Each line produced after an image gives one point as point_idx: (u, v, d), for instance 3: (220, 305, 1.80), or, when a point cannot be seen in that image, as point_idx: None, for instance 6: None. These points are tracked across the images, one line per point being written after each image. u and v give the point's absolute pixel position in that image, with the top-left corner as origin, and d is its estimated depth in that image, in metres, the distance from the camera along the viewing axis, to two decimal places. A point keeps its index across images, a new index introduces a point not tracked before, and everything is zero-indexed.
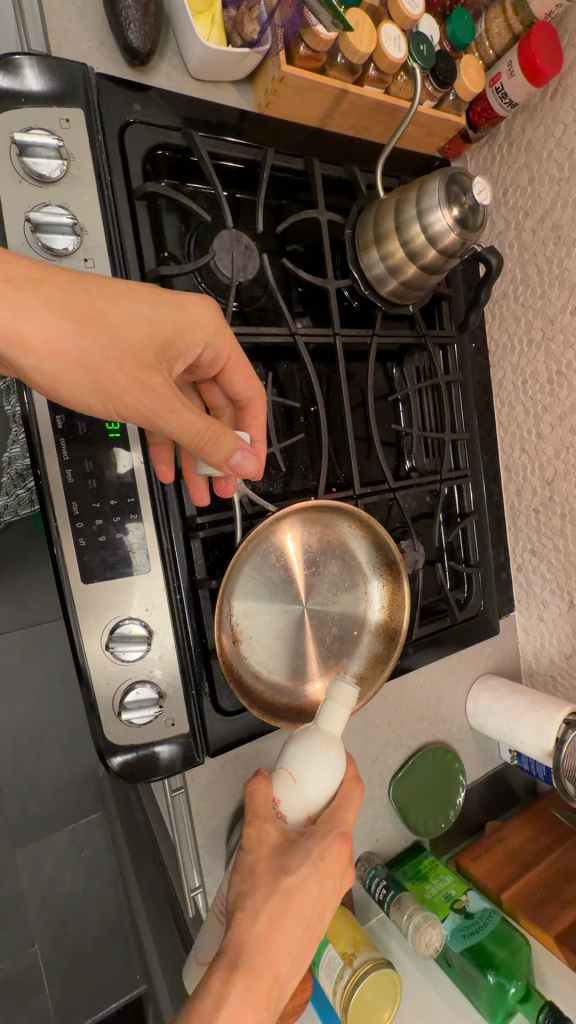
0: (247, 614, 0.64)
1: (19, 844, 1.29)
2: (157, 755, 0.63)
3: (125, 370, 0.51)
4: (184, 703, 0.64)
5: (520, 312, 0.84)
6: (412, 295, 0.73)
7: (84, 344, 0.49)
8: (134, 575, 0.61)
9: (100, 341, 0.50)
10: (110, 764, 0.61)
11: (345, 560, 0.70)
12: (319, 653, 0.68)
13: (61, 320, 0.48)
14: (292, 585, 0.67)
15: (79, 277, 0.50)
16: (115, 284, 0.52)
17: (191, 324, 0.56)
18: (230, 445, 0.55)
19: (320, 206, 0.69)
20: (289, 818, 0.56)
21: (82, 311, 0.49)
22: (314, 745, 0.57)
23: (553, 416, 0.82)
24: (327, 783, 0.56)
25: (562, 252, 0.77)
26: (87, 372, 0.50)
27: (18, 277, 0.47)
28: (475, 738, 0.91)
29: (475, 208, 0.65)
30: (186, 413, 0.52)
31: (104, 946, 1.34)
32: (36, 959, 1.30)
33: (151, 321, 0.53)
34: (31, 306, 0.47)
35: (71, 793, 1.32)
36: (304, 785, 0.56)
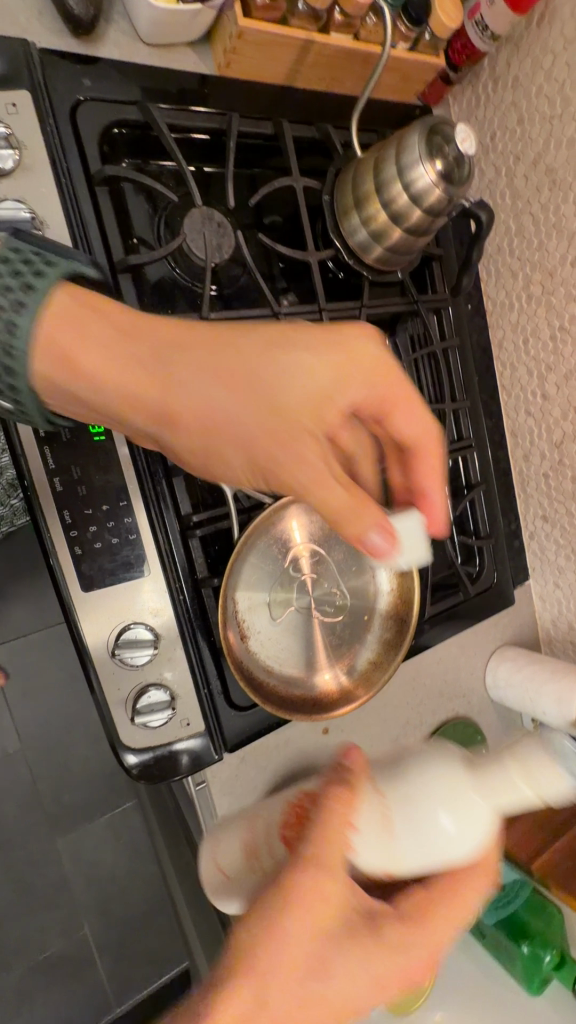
0: (254, 612, 0.63)
1: (60, 832, 1.33)
2: (175, 756, 0.63)
3: (284, 444, 0.49)
4: (198, 703, 0.63)
5: (517, 265, 0.79)
6: (400, 260, 0.69)
7: (241, 415, 0.48)
8: (136, 578, 0.60)
9: (255, 408, 0.48)
10: (131, 770, 0.61)
11: (350, 547, 0.68)
12: (330, 643, 0.67)
13: (214, 392, 0.47)
14: (299, 576, 0.65)
15: (229, 335, 0.48)
16: (285, 345, 0.49)
17: (349, 375, 0.51)
18: (364, 524, 0.51)
19: (299, 191, 0.65)
20: (361, 860, 0.52)
21: (240, 379, 0.48)
22: (447, 792, 0.57)
23: (558, 376, 0.79)
24: (429, 851, 0.54)
25: (558, 199, 0.72)
26: (242, 441, 0.49)
27: (157, 345, 0.46)
28: (496, 709, 0.90)
29: (460, 158, 0.60)
30: (334, 492, 0.51)
31: (148, 920, 1.40)
32: (86, 938, 1.35)
33: (309, 379, 0.50)
34: (176, 370, 0.46)
35: (104, 781, 1.35)
36: (396, 840, 0.54)
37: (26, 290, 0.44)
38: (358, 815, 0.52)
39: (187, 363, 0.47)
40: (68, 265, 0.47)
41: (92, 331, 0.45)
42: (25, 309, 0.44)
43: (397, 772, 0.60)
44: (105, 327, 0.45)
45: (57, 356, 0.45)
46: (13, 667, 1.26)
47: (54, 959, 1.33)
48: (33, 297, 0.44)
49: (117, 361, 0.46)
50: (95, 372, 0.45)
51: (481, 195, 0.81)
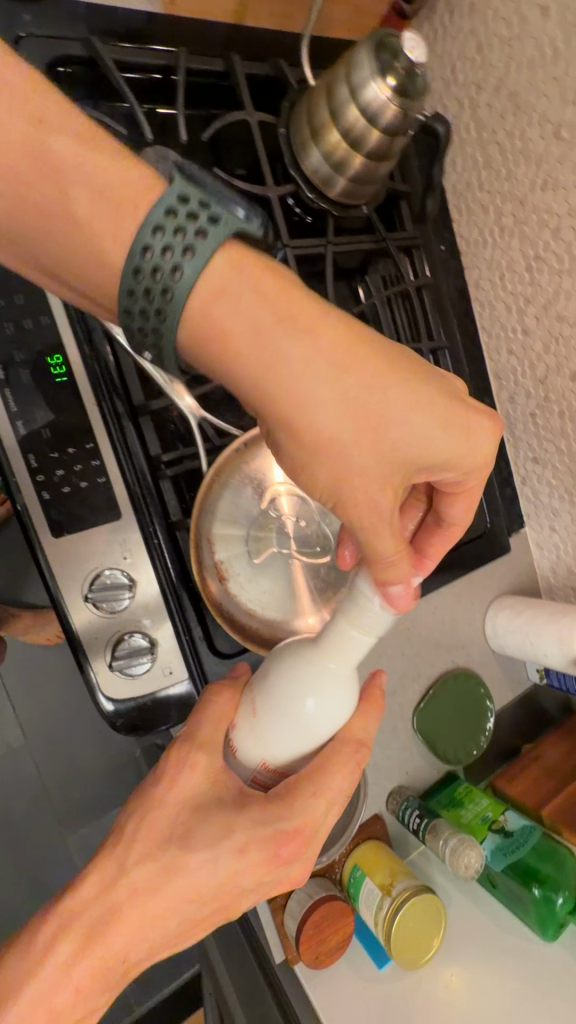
0: (230, 555, 0.61)
1: (69, 829, 1.30)
2: (158, 707, 0.61)
3: (364, 486, 0.46)
4: (179, 651, 0.61)
5: (487, 199, 0.78)
6: (364, 191, 0.68)
7: (345, 444, 0.44)
8: (108, 522, 0.59)
9: (366, 449, 0.45)
10: (115, 722, 0.60)
11: None
12: (315, 588, 0.64)
13: (337, 419, 0.44)
14: (277, 516, 0.63)
15: (382, 371, 0.44)
16: (425, 410, 0.45)
17: (464, 459, 0.48)
18: (396, 572, 0.48)
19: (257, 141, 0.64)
20: (238, 751, 0.53)
21: (365, 421, 0.44)
22: (301, 666, 0.50)
23: (537, 307, 0.76)
24: (292, 737, 0.50)
25: (522, 123, 0.70)
26: (333, 466, 0.45)
27: (299, 343, 0.42)
28: (499, 661, 0.87)
29: (412, 70, 0.58)
30: (396, 546, 0.48)
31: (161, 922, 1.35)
32: None
33: (428, 446, 0.46)
34: (299, 376, 0.42)
35: (112, 776, 1.32)
36: (262, 727, 0.51)
37: (185, 247, 0.40)
38: (236, 716, 0.53)
39: (316, 376, 0.43)
40: (233, 223, 0.41)
41: (244, 307, 0.41)
42: (182, 270, 0.40)
43: (264, 665, 0.54)
44: (258, 312, 0.42)
45: (196, 323, 0.42)
46: (15, 661, 1.25)
47: None
48: (190, 257, 0.40)
49: (247, 349, 0.42)
50: (221, 351, 0.42)
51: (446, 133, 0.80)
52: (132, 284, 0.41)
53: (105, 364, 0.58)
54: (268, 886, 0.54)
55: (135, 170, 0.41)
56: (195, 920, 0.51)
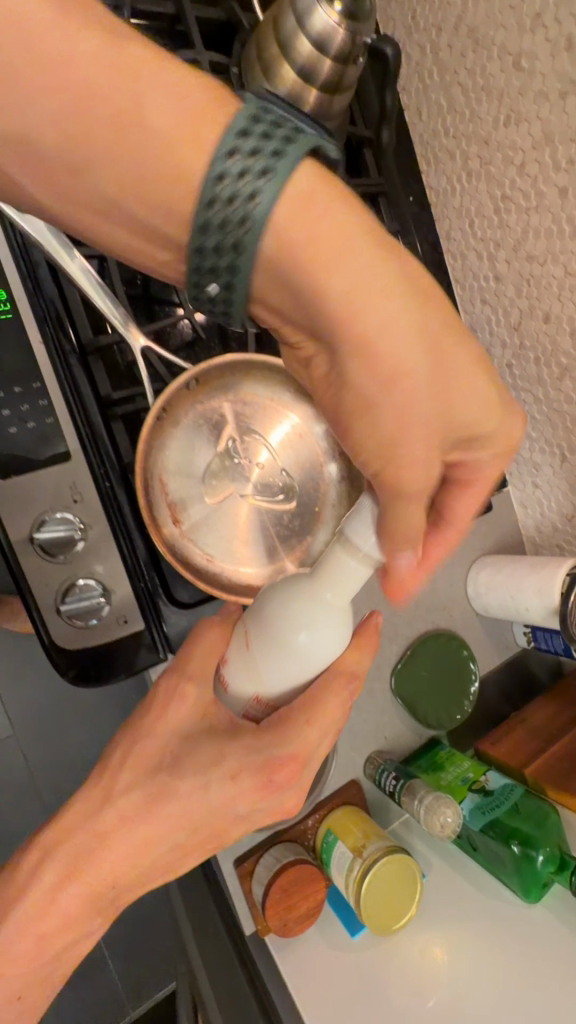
0: (186, 497, 0.59)
1: None
2: (114, 653, 0.59)
3: (406, 466, 0.39)
4: (135, 597, 0.59)
5: (453, 145, 0.76)
6: (322, 129, 0.66)
7: (406, 422, 0.37)
8: (57, 463, 0.57)
9: (422, 431, 0.38)
10: (67, 670, 0.58)
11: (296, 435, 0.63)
12: (277, 533, 0.62)
13: (400, 390, 0.36)
14: (234, 458, 0.61)
15: (448, 350, 0.36)
16: (483, 404, 0.38)
17: (493, 465, 0.43)
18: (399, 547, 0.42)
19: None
20: (230, 683, 0.49)
21: (430, 404, 0.37)
22: (298, 598, 0.45)
23: (507, 249, 0.74)
24: (287, 672, 0.46)
25: (483, 59, 0.68)
26: (376, 436, 0.39)
27: (386, 283, 0.34)
28: (484, 624, 0.83)
29: None
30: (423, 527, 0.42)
31: None
32: None
33: (474, 440, 0.40)
34: (369, 320, 0.34)
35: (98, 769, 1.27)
36: (254, 657, 0.47)
37: (262, 174, 0.31)
38: (230, 646, 0.49)
39: (399, 321, 0.35)
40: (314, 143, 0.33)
41: (321, 235, 0.33)
42: (258, 191, 0.32)
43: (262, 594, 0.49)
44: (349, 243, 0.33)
45: (276, 264, 0.33)
46: None
47: None
48: (267, 181, 0.32)
49: (320, 284, 0.34)
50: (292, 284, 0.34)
51: (411, 82, 0.79)
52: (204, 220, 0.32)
53: (51, 302, 0.57)
54: (227, 836, 0.51)
55: (201, 86, 0.31)
56: (146, 869, 0.48)
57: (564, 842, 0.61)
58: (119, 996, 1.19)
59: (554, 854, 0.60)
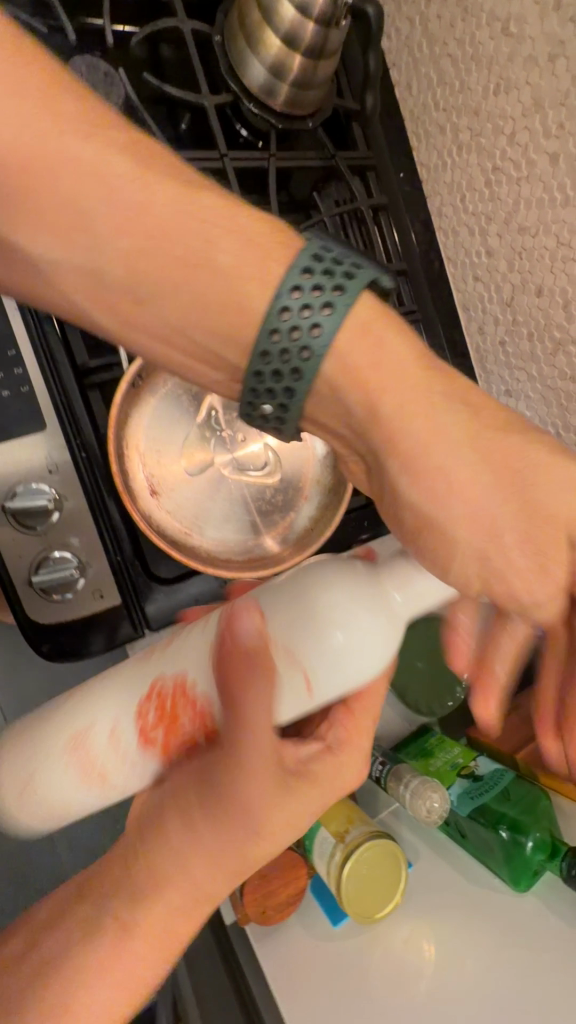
0: (164, 468, 0.57)
1: None
2: (88, 628, 0.57)
3: (504, 544, 0.39)
4: (112, 571, 0.58)
5: (444, 118, 0.75)
6: (307, 98, 0.65)
7: (497, 506, 0.39)
8: (31, 433, 0.55)
9: (516, 506, 0.39)
10: (39, 645, 0.56)
11: None
12: (258, 507, 0.61)
13: (476, 472, 0.39)
14: (215, 428, 0.59)
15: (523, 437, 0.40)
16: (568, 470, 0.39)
17: None
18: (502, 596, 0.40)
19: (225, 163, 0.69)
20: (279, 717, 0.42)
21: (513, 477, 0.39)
22: (356, 605, 0.41)
23: (498, 222, 0.72)
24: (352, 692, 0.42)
25: (472, 27, 0.67)
26: (484, 530, 0.39)
27: (434, 393, 0.40)
28: None
29: None
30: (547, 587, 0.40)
31: None
32: None
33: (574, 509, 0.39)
34: (431, 423, 0.39)
35: None
36: (319, 686, 0.41)
37: (324, 309, 0.38)
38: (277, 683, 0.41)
39: (441, 428, 0.39)
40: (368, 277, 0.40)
41: (383, 355, 0.39)
42: (320, 327, 0.39)
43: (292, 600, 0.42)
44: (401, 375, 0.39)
45: (331, 385, 0.41)
46: None
47: None
48: (328, 316, 0.39)
49: (381, 393, 0.39)
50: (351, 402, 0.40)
51: (401, 57, 0.78)
52: (259, 366, 0.40)
53: None
54: None
55: (249, 220, 0.40)
56: None
57: (555, 828, 0.60)
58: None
59: (545, 840, 0.59)
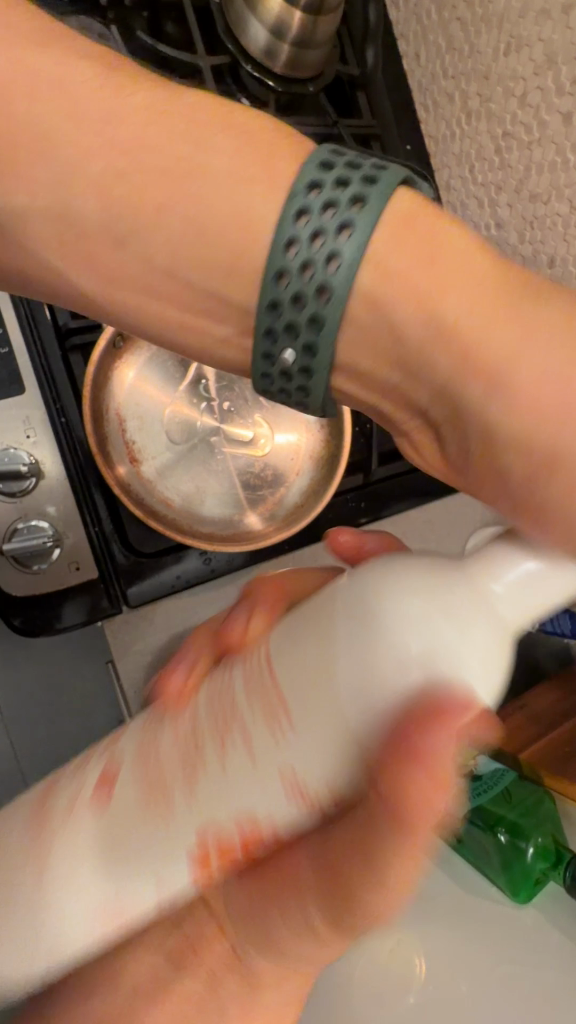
0: (145, 435, 0.54)
1: None
2: (62, 601, 0.54)
3: None
4: (88, 543, 0.55)
5: (452, 86, 0.72)
6: (308, 58, 0.63)
7: None
8: (8, 396, 0.53)
9: None
10: (11, 618, 0.53)
11: None
12: (245, 482, 0.57)
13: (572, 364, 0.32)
14: (201, 397, 0.56)
15: None
16: None
17: None
18: None
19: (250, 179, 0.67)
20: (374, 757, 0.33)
21: None
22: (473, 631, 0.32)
23: (508, 192, 0.69)
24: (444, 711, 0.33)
25: None
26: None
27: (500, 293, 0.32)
28: None
29: None
30: None
31: None
32: None
33: None
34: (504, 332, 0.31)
35: None
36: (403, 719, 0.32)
37: (342, 231, 0.30)
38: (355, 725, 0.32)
39: (528, 342, 0.31)
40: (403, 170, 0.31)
41: (435, 260, 0.31)
42: (340, 256, 0.30)
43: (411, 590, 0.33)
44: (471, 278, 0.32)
45: (361, 320, 0.31)
46: None
47: None
48: (347, 241, 0.30)
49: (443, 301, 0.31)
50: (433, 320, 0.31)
51: (409, 25, 0.75)
52: (273, 294, 0.31)
53: None
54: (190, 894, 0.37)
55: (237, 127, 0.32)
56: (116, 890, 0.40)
57: (558, 830, 0.61)
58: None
59: (542, 842, 0.60)
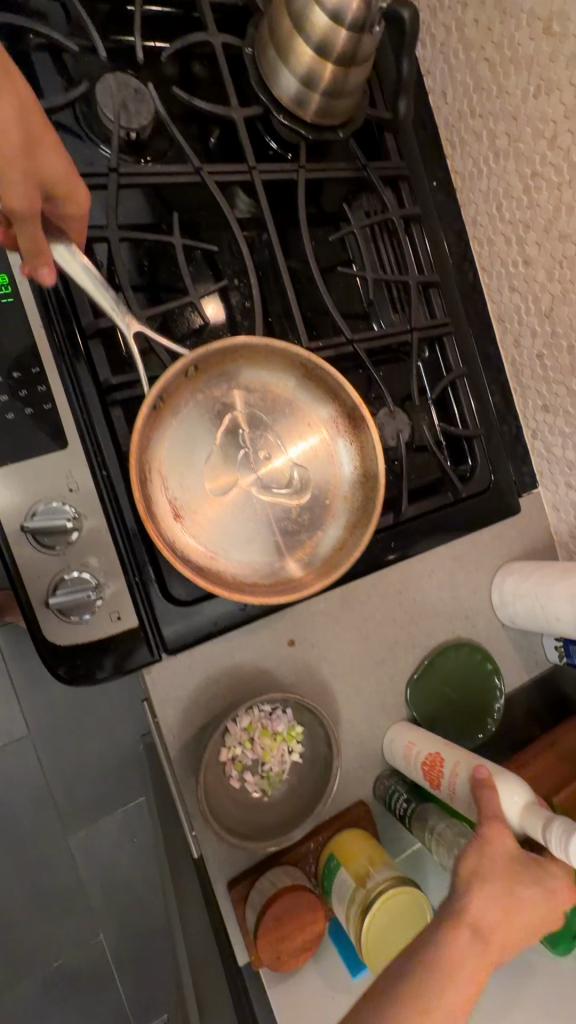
0: (187, 489, 0.55)
1: (71, 826, 1.22)
2: (104, 651, 0.56)
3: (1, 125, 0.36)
4: (128, 592, 0.56)
5: (480, 125, 0.72)
6: (339, 106, 0.63)
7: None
8: (54, 451, 0.54)
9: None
10: (56, 668, 0.54)
11: (298, 423, 0.60)
12: (282, 529, 0.58)
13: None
14: (239, 448, 0.57)
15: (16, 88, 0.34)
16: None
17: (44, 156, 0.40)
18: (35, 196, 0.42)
19: (277, 245, 0.66)
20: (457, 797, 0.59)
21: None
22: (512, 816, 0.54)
23: (537, 230, 0.69)
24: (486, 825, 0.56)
25: (510, 29, 0.65)
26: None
27: None
28: (511, 635, 0.77)
29: None
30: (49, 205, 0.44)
31: (157, 937, 1.27)
32: (103, 951, 1.24)
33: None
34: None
35: (113, 775, 1.24)
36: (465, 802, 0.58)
37: None
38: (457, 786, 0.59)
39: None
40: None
41: None
42: None
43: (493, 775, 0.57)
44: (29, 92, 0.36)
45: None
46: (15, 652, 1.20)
47: (67, 972, 1.22)
48: None
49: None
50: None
51: (436, 65, 0.75)
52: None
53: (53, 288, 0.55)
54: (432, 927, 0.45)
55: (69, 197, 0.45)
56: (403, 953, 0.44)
57: None
58: (111, 975, 1.25)
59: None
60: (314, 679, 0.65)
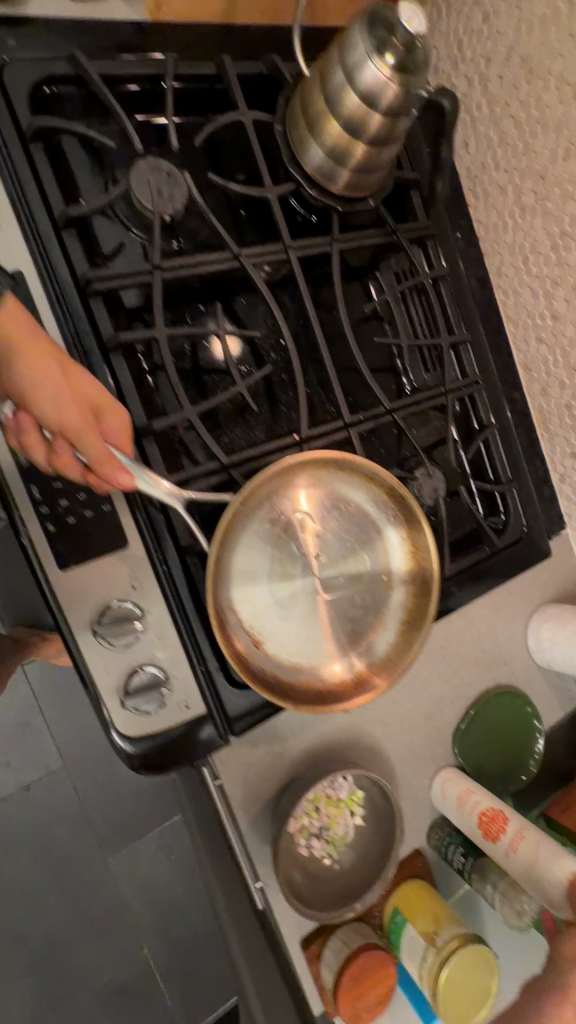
0: (250, 602, 0.57)
1: (112, 850, 1.26)
2: (174, 737, 0.58)
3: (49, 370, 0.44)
4: (195, 683, 0.58)
5: (505, 179, 0.72)
6: (372, 179, 0.63)
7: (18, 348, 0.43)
8: (115, 552, 0.56)
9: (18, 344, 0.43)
10: (131, 758, 0.57)
11: (346, 515, 0.60)
12: (341, 620, 0.60)
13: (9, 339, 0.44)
14: (294, 550, 0.58)
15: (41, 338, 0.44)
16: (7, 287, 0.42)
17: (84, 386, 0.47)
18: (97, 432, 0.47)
19: (314, 321, 0.66)
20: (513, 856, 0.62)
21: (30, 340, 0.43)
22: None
23: (566, 288, 0.71)
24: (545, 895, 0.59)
25: (538, 91, 0.65)
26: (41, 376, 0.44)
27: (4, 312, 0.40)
28: (546, 676, 0.80)
29: (410, 43, 0.55)
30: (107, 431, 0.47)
31: (201, 950, 1.31)
32: (149, 966, 1.28)
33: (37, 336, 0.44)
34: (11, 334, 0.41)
35: (150, 799, 1.29)
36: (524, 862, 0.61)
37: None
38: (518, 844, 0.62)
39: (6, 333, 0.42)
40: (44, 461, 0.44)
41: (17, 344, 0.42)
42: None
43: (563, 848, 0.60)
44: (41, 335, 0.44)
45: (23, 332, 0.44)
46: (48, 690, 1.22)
47: (116, 988, 1.26)
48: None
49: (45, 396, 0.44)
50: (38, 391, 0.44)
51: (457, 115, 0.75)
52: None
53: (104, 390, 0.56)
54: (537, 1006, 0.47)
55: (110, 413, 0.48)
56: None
57: None
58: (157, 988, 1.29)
59: None
60: (367, 741, 0.67)
